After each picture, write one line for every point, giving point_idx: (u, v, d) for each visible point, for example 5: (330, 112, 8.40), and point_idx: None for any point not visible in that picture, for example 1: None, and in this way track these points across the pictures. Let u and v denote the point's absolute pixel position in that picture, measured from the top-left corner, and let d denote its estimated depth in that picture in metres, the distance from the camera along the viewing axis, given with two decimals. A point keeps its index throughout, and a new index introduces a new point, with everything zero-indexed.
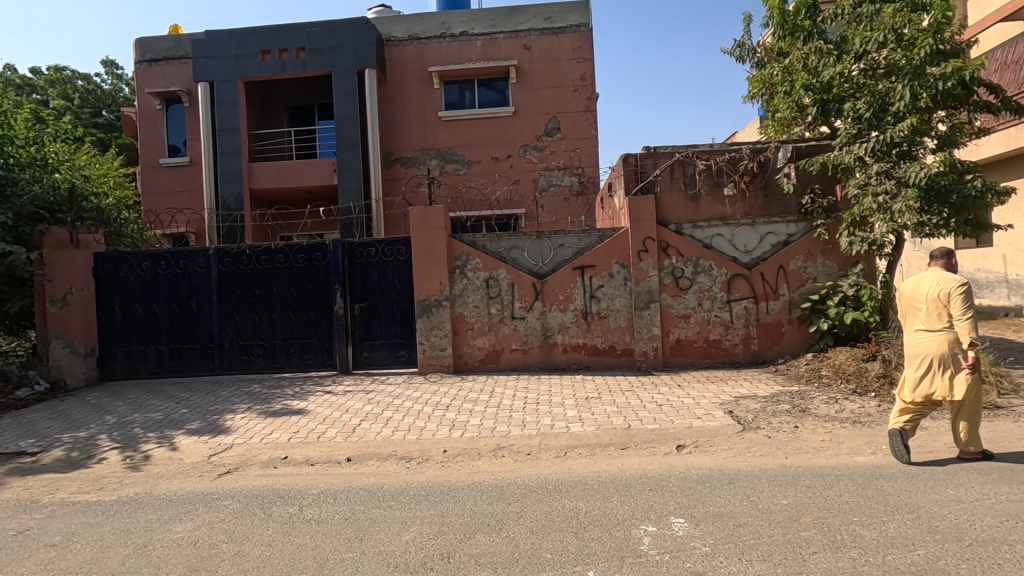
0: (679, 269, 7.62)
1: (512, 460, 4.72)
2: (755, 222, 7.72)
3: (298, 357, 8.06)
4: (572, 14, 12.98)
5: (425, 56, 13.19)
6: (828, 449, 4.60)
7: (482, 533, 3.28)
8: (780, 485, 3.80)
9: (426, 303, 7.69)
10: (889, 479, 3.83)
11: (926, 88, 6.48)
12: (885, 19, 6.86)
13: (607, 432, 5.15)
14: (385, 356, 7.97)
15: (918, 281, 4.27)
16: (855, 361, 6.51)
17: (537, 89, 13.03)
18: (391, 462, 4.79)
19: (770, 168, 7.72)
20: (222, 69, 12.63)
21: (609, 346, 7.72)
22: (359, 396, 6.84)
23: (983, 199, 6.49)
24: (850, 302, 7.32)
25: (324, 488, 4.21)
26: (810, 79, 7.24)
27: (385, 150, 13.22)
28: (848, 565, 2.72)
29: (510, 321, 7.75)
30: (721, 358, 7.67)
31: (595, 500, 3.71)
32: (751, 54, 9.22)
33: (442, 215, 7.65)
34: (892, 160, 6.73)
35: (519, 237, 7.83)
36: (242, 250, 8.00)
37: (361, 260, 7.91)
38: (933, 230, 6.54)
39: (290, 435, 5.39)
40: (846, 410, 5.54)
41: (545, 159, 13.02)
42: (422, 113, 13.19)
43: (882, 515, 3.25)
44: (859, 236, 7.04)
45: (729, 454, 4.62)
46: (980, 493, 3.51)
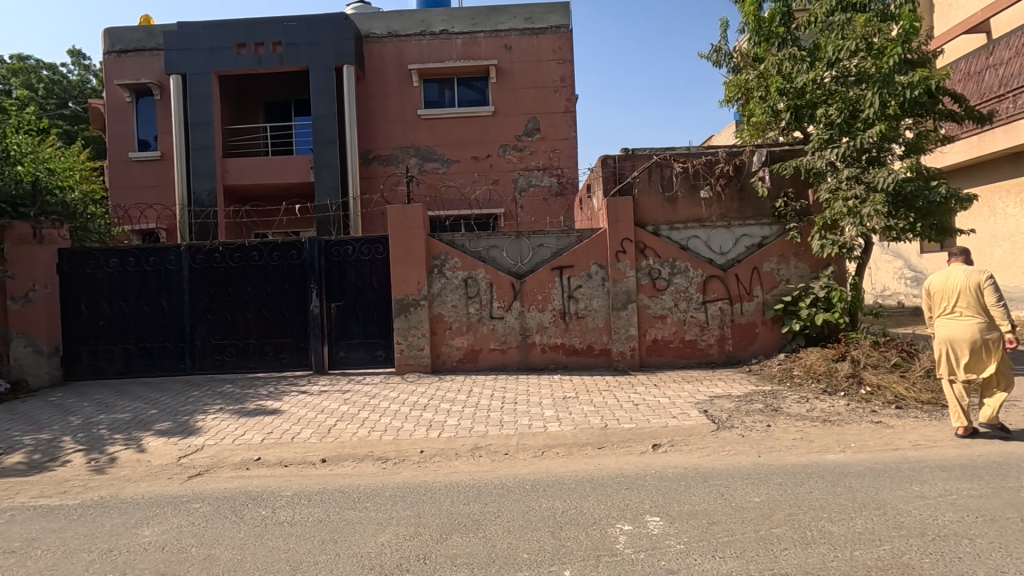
0: (656, 269, 7.70)
1: (490, 460, 4.72)
2: (731, 223, 7.84)
3: (273, 356, 7.92)
4: (552, 15, 13.03)
5: (404, 54, 13.09)
6: (799, 447, 4.69)
7: (459, 533, 3.27)
8: (753, 483, 3.87)
9: (404, 303, 7.63)
10: (857, 476, 3.93)
11: (894, 96, 6.66)
12: (856, 28, 7.03)
13: (584, 431, 5.18)
14: (362, 356, 7.89)
15: (939, 275, 4.92)
16: (826, 360, 6.65)
17: (517, 90, 13.04)
18: (367, 463, 4.74)
19: (745, 172, 7.84)
20: (196, 62, 12.35)
21: (587, 346, 7.77)
22: (335, 396, 6.75)
23: (947, 205, 6.69)
24: (820, 304, 7.50)
25: (298, 489, 4.15)
26: (785, 84, 7.40)
27: (363, 148, 13.09)
28: (817, 561, 2.78)
29: (488, 321, 7.73)
30: (697, 358, 7.78)
31: (572, 500, 3.73)
32: (727, 59, 9.42)
33: (420, 214, 7.60)
34: (861, 166, 6.94)
35: (497, 237, 7.84)
36: (216, 247, 7.84)
37: (338, 259, 7.81)
38: (900, 233, 6.73)
39: (263, 436, 5.30)
40: (816, 409, 5.67)
41: (524, 159, 13.04)
42: (401, 111, 13.09)
43: (850, 511, 3.34)
44: (830, 239, 7.20)
45: (703, 453, 4.68)
46: (942, 489, 3.63)
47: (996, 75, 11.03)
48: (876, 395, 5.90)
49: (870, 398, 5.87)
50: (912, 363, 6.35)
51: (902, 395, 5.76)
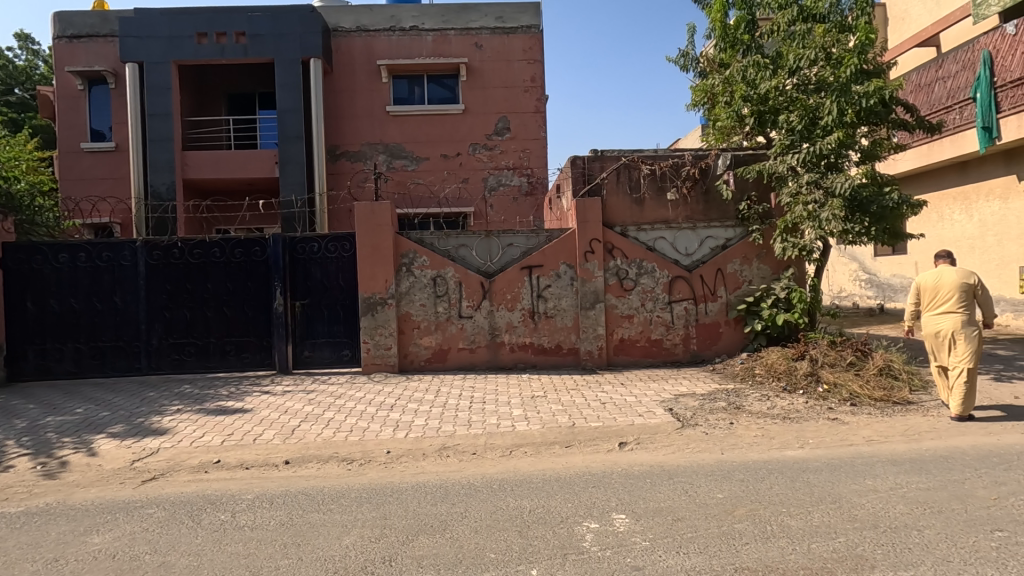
0: (624, 269, 7.79)
1: (458, 460, 4.69)
2: (696, 226, 8.01)
3: (234, 356, 7.70)
4: (523, 15, 13.05)
5: (373, 49, 12.91)
6: (760, 444, 4.82)
7: (426, 534, 3.24)
8: (716, 480, 3.96)
9: (371, 301, 7.52)
10: (815, 472, 4.06)
11: (851, 105, 6.89)
12: (816, 37, 7.28)
13: (552, 430, 5.20)
14: (327, 355, 7.75)
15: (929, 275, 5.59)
16: (786, 359, 6.82)
17: (488, 89, 13.01)
18: (332, 464, 4.65)
19: (710, 175, 8.01)
20: (154, 51, 11.89)
21: (556, 346, 7.81)
22: (299, 396, 6.60)
23: (899, 211, 6.98)
24: (781, 304, 7.72)
25: (260, 492, 4.04)
26: (749, 90, 7.57)
27: (330, 143, 12.84)
28: (777, 554, 2.85)
29: (457, 320, 7.69)
30: (662, 357, 7.91)
31: (539, 498, 3.73)
32: (694, 64, 9.60)
33: (389, 211, 7.50)
34: (820, 171, 7.15)
35: (467, 235, 7.80)
36: (175, 243, 7.57)
37: (303, 256, 7.64)
38: (856, 237, 6.99)
39: (223, 438, 5.14)
40: (776, 406, 5.83)
41: (494, 159, 13.02)
42: (369, 107, 12.90)
43: (808, 506, 3.44)
44: (791, 242, 7.41)
45: (668, 450, 4.77)
46: (893, 483, 3.78)
47: (945, 87, 11.58)
48: (833, 393, 6.12)
49: (827, 396, 6.08)
50: (867, 361, 6.53)
51: (857, 393, 5.98)
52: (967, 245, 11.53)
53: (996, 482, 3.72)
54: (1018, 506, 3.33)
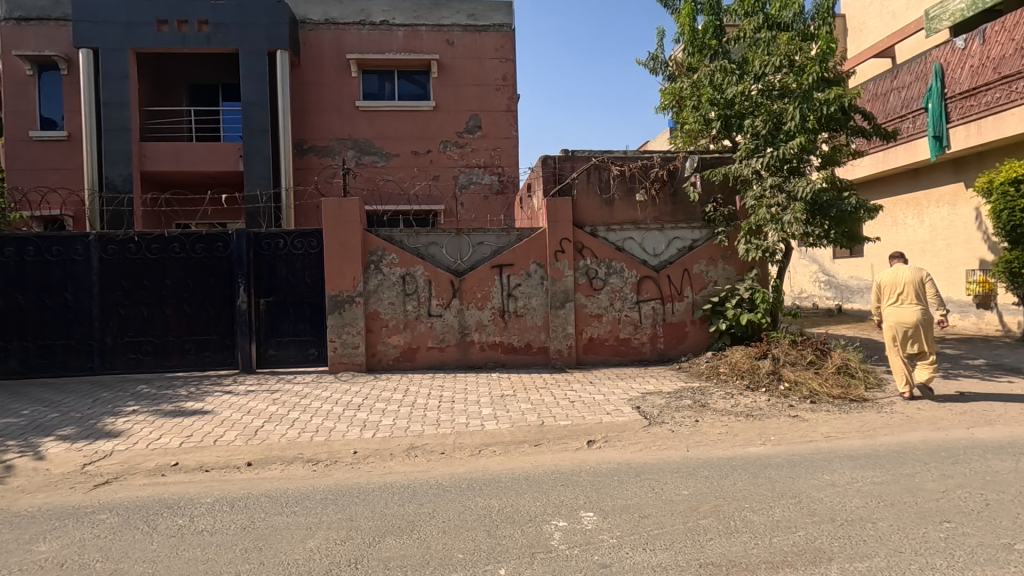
0: (594, 269, 7.86)
1: (426, 460, 4.63)
2: (664, 226, 8.12)
3: (195, 354, 7.46)
4: (495, 13, 13.05)
5: (342, 42, 12.68)
6: (724, 441, 4.92)
7: (393, 535, 3.19)
8: (682, 477, 4.02)
9: (338, 299, 7.38)
10: (776, 468, 4.17)
11: (813, 111, 7.11)
12: (780, 45, 7.42)
13: (521, 429, 5.20)
14: (293, 354, 7.58)
15: (887, 271, 6.22)
16: (749, 358, 6.99)
17: (459, 86, 12.93)
18: (297, 465, 4.55)
19: (678, 177, 8.15)
20: (110, 37, 11.40)
21: (525, 345, 7.82)
22: (262, 396, 6.43)
23: (857, 215, 7.22)
24: (745, 304, 7.90)
25: (220, 496, 3.91)
26: (716, 95, 7.75)
27: (297, 137, 12.55)
28: (740, 549, 2.92)
29: (426, 319, 7.62)
30: (630, 356, 8.01)
31: (508, 497, 3.73)
32: (663, 67, 9.75)
33: (357, 208, 7.37)
34: (784, 175, 7.36)
35: (437, 233, 7.74)
36: (131, 237, 7.27)
37: (268, 252, 7.45)
38: (816, 240, 7.19)
39: (182, 440, 4.97)
40: (740, 404, 5.98)
41: (465, 156, 12.94)
42: (338, 101, 12.67)
43: (769, 501, 3.53)
44: (755, 244, 7.60)
45: (636, 447, 4.83)
46: (849, 477, 3.91)
47: (900, 97, 12.06)
48: (794, 390, 6.29)
49: (788, 393, 6.24)
50: (825, 360, 6.74)
51: (817, 390, 6.17)
52: (919, 248, 12.04)
53: (943, 475, 3.89)
54: (964, 498, 3.49)
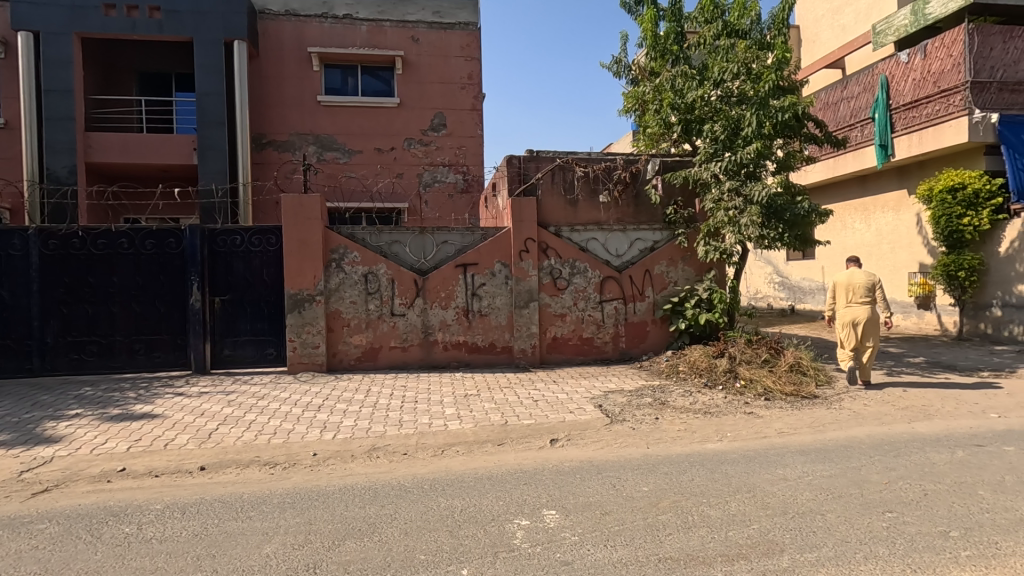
0: (558, 269, 7.92)
1: (388, 461, 4.57)
2: (627, 228, 8.24)
3: (144, 355, 7.15)
4: (461, 12, 12.99)
5: (303, 35, 12.39)
6: (683, 438, 5.03)
7: (353, 538, 3.14)
8: (642, 473, 4.10)
9: (298, 298, 7.20)
10: (732, 463, 4.29)
11: (769, 118, 7.32)
12: (738, 52, 7.66)
13: (485, 429, 5.20)
14: (250, 353, 7.36)
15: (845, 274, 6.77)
16: (707, 356, 7.18)
17: (424, 83, 12.80)
18: (253, 469, 4.41)
19: (640, 179, 8.30)
20: (52, 20, 10.80)
21: (489, 344, 7.81)
22: (216, 398, 6.21)
23: (809, 219, 7.48)
24: (704, 304, 8.09)
25: (170, 502, 3.76)
26: (676, 99, 7.95)
27: (256, 131, 12.18)
28: (697, 543, 3.00)
29: (389, 318, 7.53)
30: (593, 355, 8.12)
31: (471, 497, 3.72)
32: (626, 71, 9.89)
33: (318, 205, 7.20)
34: (740, 179, 7.56)
35: (401, 231, 7.65)
36: (75, 232, 6.92)
37: (224, 249, 7.21)
38: (771, 242, 7.39)
39: (129, 444, 4.75)
40: (698, 401, 6.14)
41: (430, 154, 12.82)
42: (299, 95, 12.36)
43: (725, 495, 3.64)
44: (713, 245, 7.81)
45: (597, 445, 4.89)
46: (800, 471, 4.07)
47: (849, 106, 12.60)
48: (749, 388, 6.50)
49: (743, 390, 6.45)
50: (779, 358, 7.00)
51: (770, 388, 6.39)
52: (865, 251, 12.63)
53: (887, 467, 4.09)
54: (905, 488, 3.67)
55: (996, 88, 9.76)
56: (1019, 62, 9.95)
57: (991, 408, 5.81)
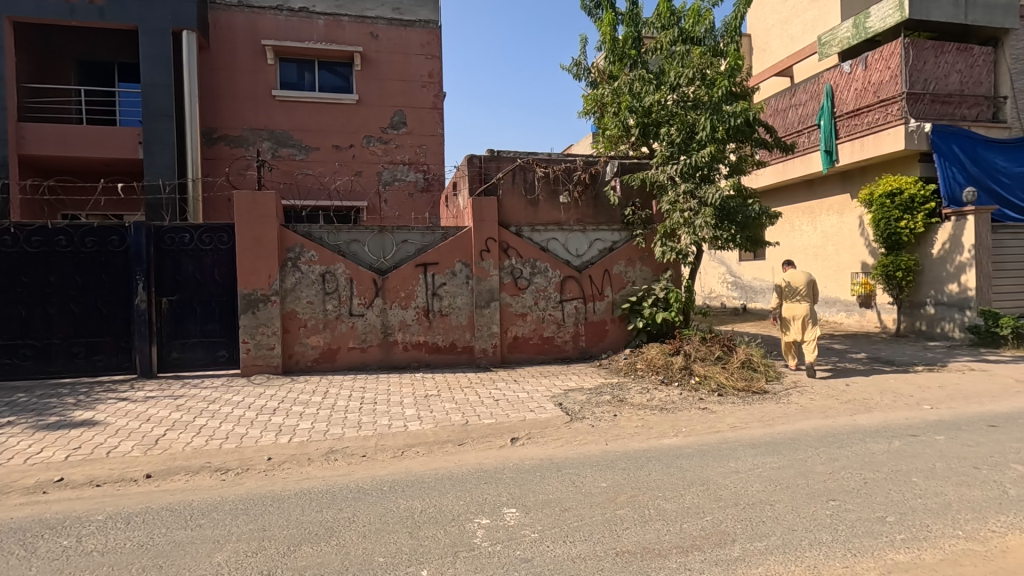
0: (518, 269, 7.96)
1: (346, 464, 4.49)
2: (586, 228, 8.36)
3: (84, 359, 6.78)
4: (421, 9, 12.88)
5: (257, 27, 12.02)
6: (640, 434, 5.15)
7: (310, 543, 3.07)
8: (601, 469, 4.17)
9: (251, 298, 6.99)
10: (687, 457, 4.42)
11: (722, 122, 7.53)
12: (693, 59, 7.90)
13: (445, 428, 5.19)
14: (199, 356, 7.08)
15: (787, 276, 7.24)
16: (664, 354, 7.36)
17: (383, 80, 12.63)
18: (203, 475, 4.25)
19: (600, 180, 8.43)
20: None
21: (450, 344, 7.77)
22: (163, 403, 5.95)
23: (760, 220, 7.76)
24: (660, 303, 8.27)
25: (113, 512, 3.58)
26: (634, 103, 8.13)
27: (206, 125, 11.74)
28: (653, 536, 3.07)
29: (348, 319, 7.39)
30: (553, 353, 8.19)
31: (431, 498, 3.70)
32: (585, 73, 10.04)
33: (273, 202, 7.01)
34: (695, 181, 7.75)
35: (360, 230, 7.52)
36: (8, 229, 6.53)
37: (171, 248, 6.92)
38: (724, 243, 7.61)
39: (68, 453, 4.51)
40: (655, 398, 6.29)
41: (389, 152, 12.65)
42: (253, 89, 11.99)
43: (681, 489, 3.74)
44: (670, 246, 8.00)
45: (557, 443, 4.94)
46: (751, 464, 4.22)
47: (797, 113, 13.16)
48: (703, 384, 6.70)
49: (698, 387, 6.64)
50: (731, 355, 7.25)
51: (723, 384, 6.61)
52: (812, 252, 13.19)
53: (831, 458, 4.30)
54: (847, 477, 3.87)
55: (928, 99, 10.48)
56: (949, 76, 10.65)
57: (924, 400, 6.17)
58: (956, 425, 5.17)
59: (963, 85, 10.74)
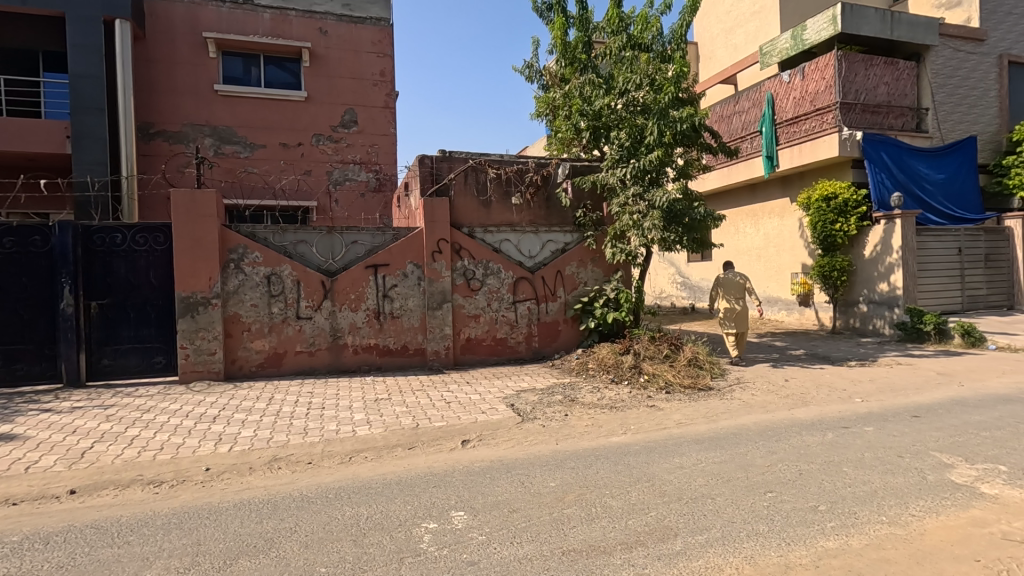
0: (470, 270, 7.93)
1: (290, 472, 4.34)
2: (539, 230, 8.42)
3: (3, 368, 6.31)
4: (372, 6, 12.67)
5: (197, 19, 11.51)
6: (590, 433, 5.21)
7: (248, 556, 2.95)
8: (550, 469, 4.20)
9: (190, 302, 6.67)
10: (634, 455, 4.50)
11: (669, 127, 7.72)
12: (641, 65, 8.08)
13: (395, 433, 5.10)
14: (133, 363, 6.71)
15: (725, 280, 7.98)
16: (614, 353, 7.50)
17: (333, 77, 12.33)
18: (134, 489, 4.02)
19: (552, 182, 8.50)
20: None
21: (401, 346, 7.66)
22: (91, 413, 5.59)
23: (705, 223, 8.00)
24: (611, 304, 8.41)
25: (31, 532, 3.33)
26: (584, 106, 8.26)
27: (142, 119, 11.16)
28: (599, 533, 3.11)
29: (294, 322, 7.17)
30: (506, 355, 8.20)
31: (378, 503, 3.63)
32: (537, 76, 10.12)
33: (214, 201, 6.73)
34: (644, 185, 7.91)
35: (307, 231, 7.31)
36: None
37: (101, 249, 6.54)
38: (672, 245, 7.81)
39: None
40: (605, 397, 6.39)
41: (340, 151, 12.36)
42: (193, 83, 11.47)
43: (627, 485, 3.81)
44: (620, 247, 8.17)
45: (508, 444, 4.94)
46: (695, 459, 4.34)
47: (741, 120, 13.69)
48: (652, 382, 6.85)
49: (647, 384, 6.79)
50: (678, 353, 7.47)
51: (671, 381, 6.78)
52: (755, 253, 13.72)
53: (769, 451, 4.48)
54: (783, 470, 4.03)
55: (859, 109, 11.11)
56: (877, 87, 11.33)
57: (856, 394, 6.52)
58: (883, 417, 5.49)
59: (890, 96, 11.44)
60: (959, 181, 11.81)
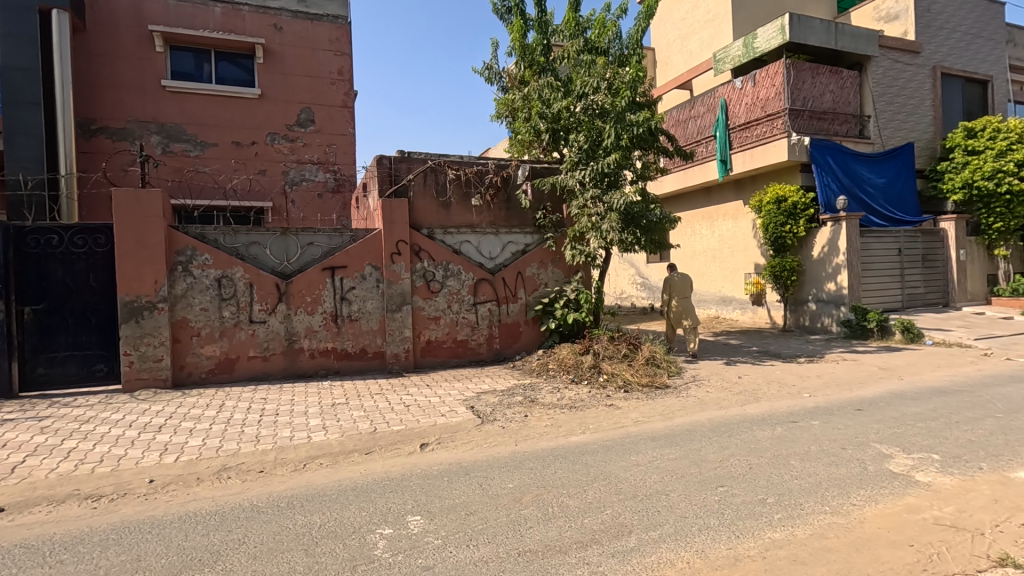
0: (430, 272, 7.86)
1: (240, 481, 4.19)
2: (499, 231, 8.42)
3: None
4: (329, 3, 12.41)
5: (143, 11, 11.04)
6: (549, 433, 5.25)
7: (191, 571, 2.83)
8: (509, 470, 4.20)
9: (134, 306, 6.38)
10: (592, 453, 4.55)
11: (626, 131, 7.83)
12: (598, 68, 8.20)
13: (352, 438, 5.00)
14: (72, 371, 6.37)
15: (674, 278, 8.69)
16: (574, 354, 7.57)
17: (288, 75, 12.02)
18: (69, 505, 3.80)
19: (511, 184, 8.52)
20: None
21: (359, 350, 7.52)
22: (23, 425, 5.26)
23: (662, 225, 8.16)
24: (571, 304, 8.48)
25: None
26: (544, 109, 8.34)
27: (83, 115, 10.63)
28: (555, 533, 3.12)
29: (247, 326, 6.94)
30: (467, 356, 8.16)
31: (332, 511, 3.54)
32: (497, 77, 10.11)
33: (160, 201, 6.46)
34: (603, 187, 8.02)
35: (260, 232, 7.09)
36: None
37: (35, 251, 6.18)
38: (629, 246, 7.94)
39: None
40: (565, 397, 6.44)
41: (296, 151, 12.07)
42: (138, 78, 10.98)
43: (585, 484, 3.85)
44: (579, 249, 8.27)
45: (467, 446, 4.91)
46: (651, 456, 4.42)
47: (696, 124, 14.05)
48: (611, 381, 6.95)
49: (606, 384, 6.88)
50: (636, 353, 7.60)
51: (629, 380, 6.89)
52: (711, 253, 14.08)
53: (722, 446, 4.60)
54: (735, 464, 4.15)
55: (807, 115, 11.57)
56: (823, 95, 11.83)
57: (804, 389, 6.77)
58: (829, 410, 5.73)
59: (835, 104, 11.98)
60: (897, 184, 12.46)
